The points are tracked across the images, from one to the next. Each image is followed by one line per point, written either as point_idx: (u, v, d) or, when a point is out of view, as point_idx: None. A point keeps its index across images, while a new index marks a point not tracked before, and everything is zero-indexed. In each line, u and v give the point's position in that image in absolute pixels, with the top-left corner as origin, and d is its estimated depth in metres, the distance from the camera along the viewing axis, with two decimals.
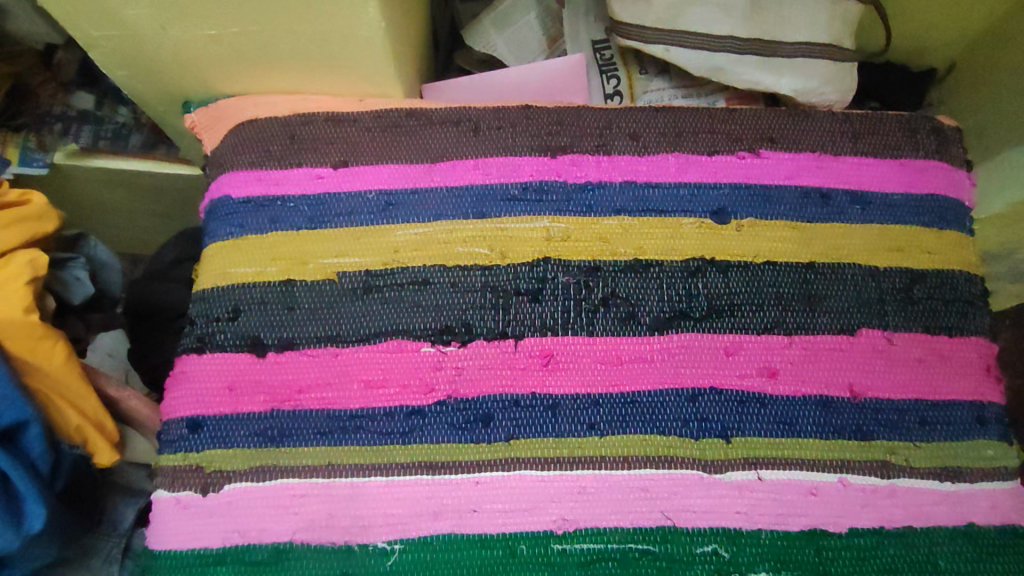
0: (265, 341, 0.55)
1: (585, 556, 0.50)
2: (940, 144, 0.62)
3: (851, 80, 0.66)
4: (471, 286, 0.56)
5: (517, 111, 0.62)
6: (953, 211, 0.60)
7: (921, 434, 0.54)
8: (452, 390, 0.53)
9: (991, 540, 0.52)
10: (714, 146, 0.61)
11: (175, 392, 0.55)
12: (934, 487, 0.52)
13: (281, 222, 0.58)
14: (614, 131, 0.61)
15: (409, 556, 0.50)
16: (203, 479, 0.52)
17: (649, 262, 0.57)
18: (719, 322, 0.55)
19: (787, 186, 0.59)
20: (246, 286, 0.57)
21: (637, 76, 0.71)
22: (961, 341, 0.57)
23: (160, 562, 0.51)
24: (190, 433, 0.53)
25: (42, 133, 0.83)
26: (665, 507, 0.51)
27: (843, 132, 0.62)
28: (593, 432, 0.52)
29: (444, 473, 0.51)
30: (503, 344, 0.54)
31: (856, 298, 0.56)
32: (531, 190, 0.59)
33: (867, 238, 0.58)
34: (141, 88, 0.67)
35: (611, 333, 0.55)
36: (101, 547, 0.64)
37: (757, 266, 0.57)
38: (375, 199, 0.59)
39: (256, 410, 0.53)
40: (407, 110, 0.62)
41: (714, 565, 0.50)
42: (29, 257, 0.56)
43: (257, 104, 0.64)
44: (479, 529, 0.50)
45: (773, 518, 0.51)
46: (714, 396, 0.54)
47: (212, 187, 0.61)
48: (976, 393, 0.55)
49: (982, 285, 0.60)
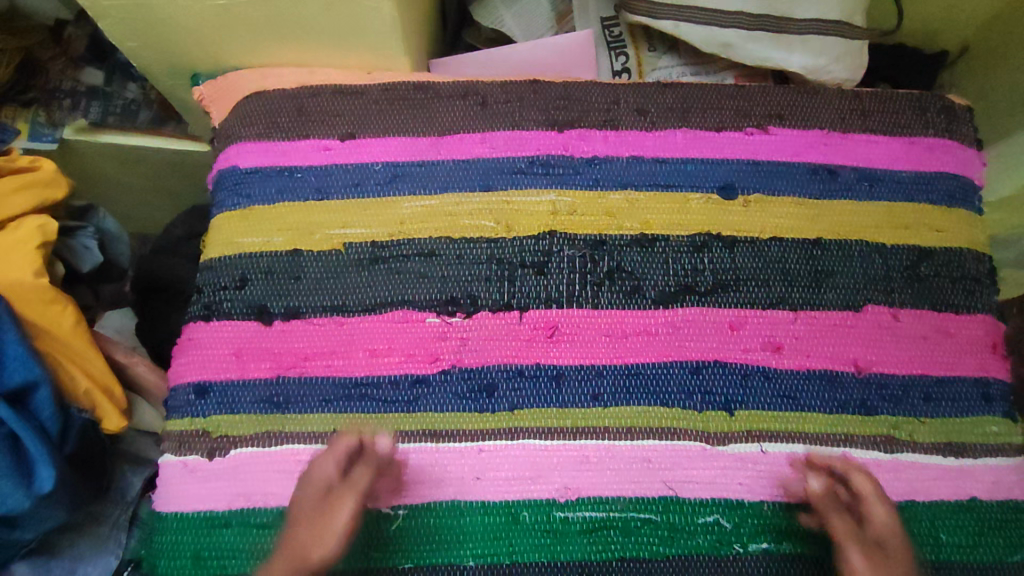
0: (271, 310, 0.55)
1: (587, 524, 0.50)
2: (950, 122, 0.62)
3: (863, 57, 0.66)
4: (476, 258, 0.56)
5: (525, 86, 0.62)
6: (961, 189, 0.60)
7: (925, 410, 0.54)
8: (457, 360, 0.54)
9: (994, 514, 0.52)
10: (722, 122, 0.61)
11: (183, 358, 0.55)
12: (938, 462, 0.52)
13: (288, 192, 0.58)
14: (621, 105, 0.61)
15: (413, 521, 0.50)
16: (210, 443, 0.52)
17: (655, 237, 0.57)
18: (724, 296, 0.55)
19: (794, 162, 0.59)
20: (253, 255, 0.57)
21: (645, 54, 0.71)
22: (967, 318, 0.56)
23: (166, 523, 0.51)
24: (197, 398, 0.54)
25: (51, 109, 0.84)
26: (668, 478, 0.51)
27: (851, 110, 0.61)
28: (596, 403, 0.53)
29: (448, 441, 0.52)
30: (508, 315, 0.55)
31: (862, 274, 0.56)
32: (538, 164, 0.59)
33: (873, 215, 0.58)
34: (150, 59, 0.67)
35: (616, 306, 0.55)
36: (108, 513, 0.65)
37: (763, 241, 0.57)
38: (382, 170, 0.59)
39: (262, 377, 0.54)
40: (414, 83, 0.62)
41: (715, 536, 0.50)
42: (38, 222, 0.56)
43: (265, 77, 0.64)
44: (482, 496, 0.51)
45: (775, 489, 0.51)
46: (718, 369, 0.54)
47: (221, 158, 0.61)
48: (981, 370, 0.55)
49: (989, 263, 0.59)
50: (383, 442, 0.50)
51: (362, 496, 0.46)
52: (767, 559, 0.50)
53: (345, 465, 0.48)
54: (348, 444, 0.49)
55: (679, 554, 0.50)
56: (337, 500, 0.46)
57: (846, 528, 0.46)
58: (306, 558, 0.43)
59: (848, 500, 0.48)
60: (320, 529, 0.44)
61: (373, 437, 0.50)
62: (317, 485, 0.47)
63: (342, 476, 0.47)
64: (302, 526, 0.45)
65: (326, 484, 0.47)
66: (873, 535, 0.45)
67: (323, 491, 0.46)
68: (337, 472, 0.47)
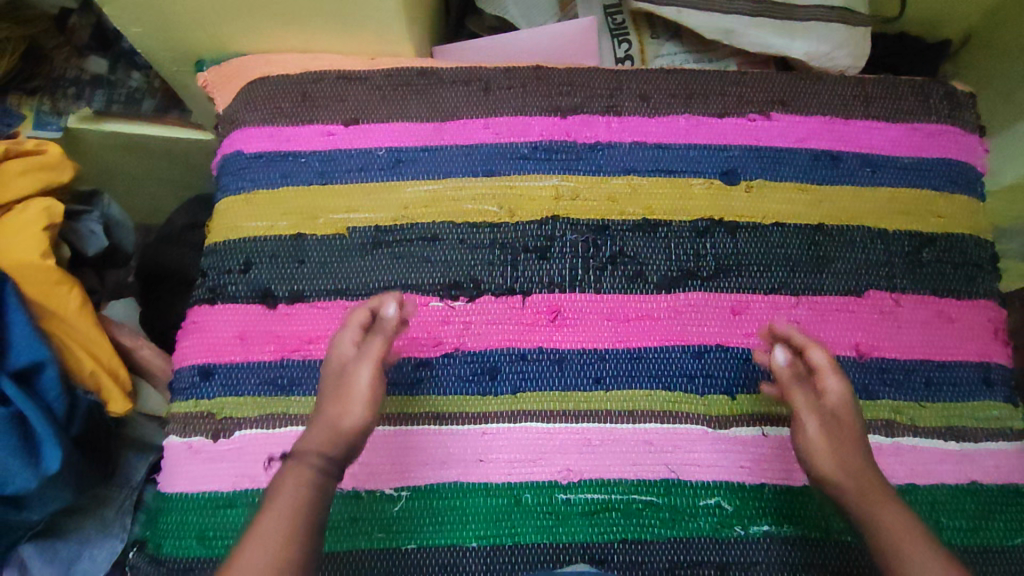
0: (275, 293, 0.55)
1: (589, 506, 0.50)
2: (952, 109, 0.62)
3: (866, 44, 0.65)
4: (479, 243, 0.56)
5: (528, 72, 0.62)
6: (964, 175, 0.60)
7: (926, 394, 0.54)
8: (460, 343, 0.54)
9: (994, 498, 0.52)
10: (725, 108, 0.61)
11: (187, 341, 0.56)
12: (939, 446, 0.53)
13: (292, 177, 0.59)
14: (624, 92, 0.61)
15: (416, 502, 0.50)
16: (214, 425, 0.53)
17: (658, 222, 0.57)
18: (726, 281, 0.55)
19: (796, 148, 0.59)
20: (257, 239, 0.57)
21: (648, 41, 0.71)
22: (968, 303, 0.56)
23: (171, 504, 0.52)
24: (201, 380, 0.54)
25: (56, 97, 0.84)
26: (669, 461, 0.51)
27: (854, 96, 0.61)
28: (599, 386, 0.53)
29: (451, 423, 0.52)
30: (510, 299, 0.55)
31: (864, 259, 0.57)
32: (541, 149, 0.59)
33: (876, 201, 0.58)
34: (154, 46, 0.67)
35: (618, 290, 0.55)
36: (114, 496, 0.65)
37: (766, 227, 0.57)
38: (386, 155, 0.59)
39: (266, 359, 0.54)
40: (418, 69, 0.62)
41: (717, 518, 0.50)
42: (44, 205, 0.56)
43: (269, 63, 0.64)
44: (485, 477, 0.51)
45: (777, 472, 0.51)
46: (720, 353, 0.54)
47: (225, 144, 0.62)
48: (983, 355, 0.55)
49: (991, 249, 0.59)
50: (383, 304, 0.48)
51: (379, 363, 0.45)
52: (768, 542, 0.50)
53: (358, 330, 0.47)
54: (360, 317, 0.47)
55: (681, 536, 0.50)
56: (360, 364, 0.45)
57: (808, 400, 0.48)
58: (338, 426, 0.43)
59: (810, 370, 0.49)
60: (344, 398, 0.44)
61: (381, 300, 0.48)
62: (342, 356, 0.46)
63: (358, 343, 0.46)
64: (329, 398, 0.44)
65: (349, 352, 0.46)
66: (828, 406, 0.47)
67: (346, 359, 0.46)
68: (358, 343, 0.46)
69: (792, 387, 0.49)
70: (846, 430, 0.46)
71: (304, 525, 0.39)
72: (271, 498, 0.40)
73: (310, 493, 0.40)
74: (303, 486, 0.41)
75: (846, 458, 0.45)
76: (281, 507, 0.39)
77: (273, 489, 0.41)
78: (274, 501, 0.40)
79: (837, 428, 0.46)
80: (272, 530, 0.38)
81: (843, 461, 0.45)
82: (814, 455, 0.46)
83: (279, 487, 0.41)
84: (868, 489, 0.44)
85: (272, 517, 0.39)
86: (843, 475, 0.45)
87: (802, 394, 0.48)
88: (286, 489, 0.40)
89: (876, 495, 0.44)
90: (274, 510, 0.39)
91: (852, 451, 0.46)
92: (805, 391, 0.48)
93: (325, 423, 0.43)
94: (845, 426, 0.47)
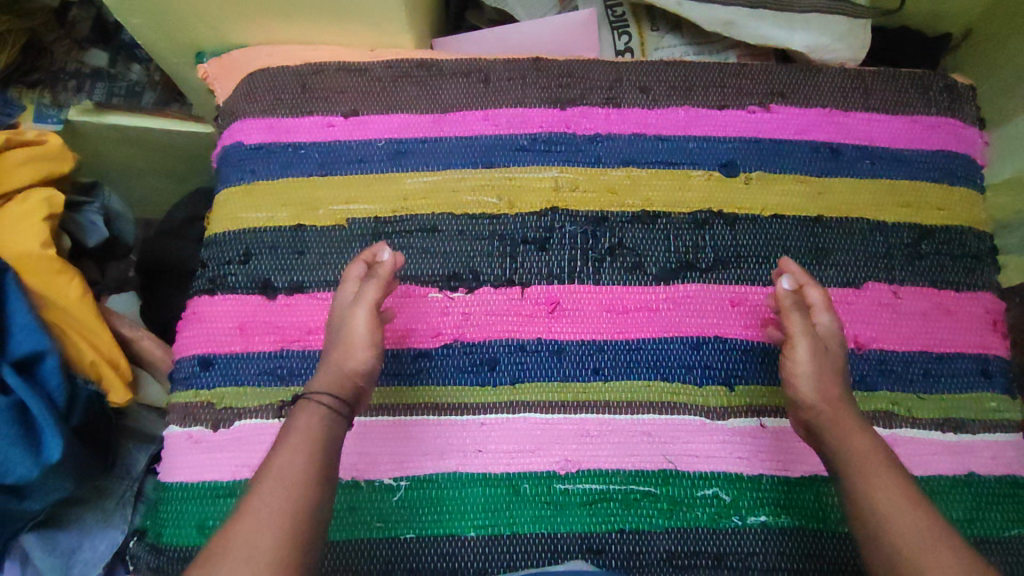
0: (275, 284, 0.56)
1: (588, 496, 0.51)
2: (953, 101, 0.62)
3: (867, 36, 0.65)
4: (478, 234, 0.57)
5: (528, 63, 0.62)
6: (963, 168, 0.60)
7: (925, 386, 0.54)
8: (459, 334, 0.54)
9: (991, 489, 0.52)
10: (725, 100, 0.61)
11: (187, 332, 0.56)
12: (937, 437, 0.53)
13: (292, 168, 0.59)
14: (624, 83, 0.61)
15: (415, 492, 0.51)
16: (214, 415, 0.53)
17: (657, 213, 0.57)
18: (725, 273, 0.56)
19: (796, 140, 0.59)
20: (257, 230, 0.57)
21: (648, 33, 0.71)
22: (967, 295, 0.57)
23: (172, 493, 0.52)
24: (201, 370, 0.54)
25: (56, 90, 0.83)
26: (668, 451, 0.52)
27: (854, 88, 0.61)
28: (597, 377, 0.53)
29: (450, 414, 0.52)
30: (510, 290, 0.55)
31: (863, 251, 0.57)
32: (541, 141, 0.59)
33: (875, 194, 0.58)
34: (154, 38, 0.67)
35: (617, 281, 0.55)
36: (114, 488, 0.65)
37: (765, 219, 0.57)
38: (386, 147, 0.59)
39: (266, 350, 0.54)
40: (417, 60, 0.62)
41: (714, 508, 0.50)
42: (45, 195, 0.57)
43: (268, 54, 0.64)
44: (483, 467, 0.51)
45: (775, 463, 0.51)
46: (719, 344, 0.54)
47: (225, 135, 0.62)
48: (981, 347, 0.55)
49: (991, 242, 0.59)
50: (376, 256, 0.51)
51: (376, 307, 0.48)
52: (766, 533, 0.50)
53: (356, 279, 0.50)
54: (357, 269, 0.50)
55: (678, 526, 0.50)
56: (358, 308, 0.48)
57: (803, 323, 0.47)
58: (345, 367, 0.47)
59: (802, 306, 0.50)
60: (346, 342, 0.47)
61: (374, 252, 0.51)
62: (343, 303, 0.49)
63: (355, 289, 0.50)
64: (332, 345, 0.48)
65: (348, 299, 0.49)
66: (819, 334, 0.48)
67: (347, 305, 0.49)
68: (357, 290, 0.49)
69: (790, 311, 0.48)
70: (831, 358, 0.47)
71: (315, 456, 0.42)
72: (288, 433, 0.43)
73: (324, 427, 0.44)
74: (317, 422, 0.44)
75: (829, 385, 0.46)
76: (299, 441, 0.43)
77: (288, 426, 0.44)
78: (293, 435, 0.43)
79: (825, 354, 0.47)
80: (292, 461, 0.42)
81: (826, 386, 0.46)
82: (800, 377, 0.46)
83: (294, 423, 0.44)
84: (841, 415, 0.45)
85: (291, 449, 0.42)
86: (821, 400, 0.46)
87: (800, 317, 0.48)
88: (300, 424, 0.44)
89: (849, 419, 0.45)
90: (291, 444, 0.43)
91: (835, 379, 0.46)
92: (802, 315, 0.48)
93: (331, 366, 0.47)
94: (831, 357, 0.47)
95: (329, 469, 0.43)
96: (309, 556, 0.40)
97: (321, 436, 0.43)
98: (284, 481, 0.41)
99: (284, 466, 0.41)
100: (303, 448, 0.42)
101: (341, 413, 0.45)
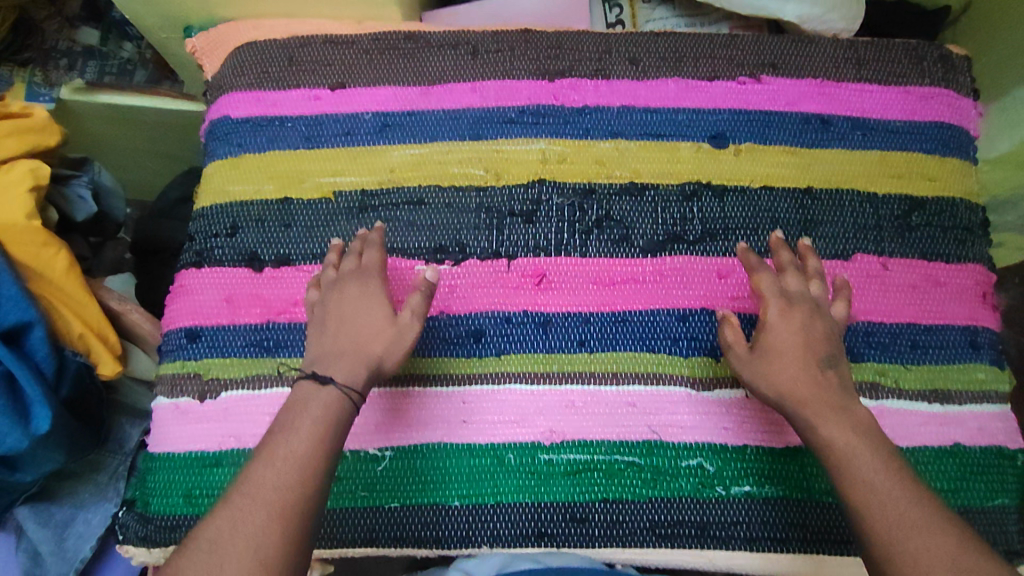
0: (261, 256, 0.55)
1: (571, 465, 0.51)
2: (947, 72, 0.60)
3: (859, 7, 0.63)
4: (465, 207, 0.56)
5: (516, 35, 0.61)
6: (957, 139, 0.59)
7: (912, 357, 0.53)
8: (445, 307, 0.54)
9: (977, 460, 0.52)
10: (715, 71, 0.60)
11: (175, 304, 0.56)
12: (923, 408, 0.52)
13: (279, 141, 0.58)
14: (613, 55, 0.60)
15: (400, 462, 0.51)
16: (200, 386, 0.53)
17: (645, 185, 0.57)
18: (713, 245, 0.55)
19: (787, 112, 0.59)
20: (244, 203, 0.57)
21: (639, 6, 0.71)
22: (958, 267, 0.56)
23: (158, 463, 0.52)
24: (188, 342, 0.54)
25: (48, 68, 0.83)
26: (652, 422, 0.52)
27: (847, 59, 0.60)
28: (583, 349, 0.53)
29: (434, 385, 0.52)
30: (496, 263, 0.55)
31: (853, 223, 0.56)
32: (528, 113, 0.58)
33: (866, 164, 0.58)
34: (141, 12, 0.66)
35: (604, 254, 0.55)
36: (107, 463, 0.65)
37: (753, 191, 0.57)
38: (372, 119, 0.59)
39: (252, 322, 0.54)
40: (404, 32, 0.61)
41: (698, 478, 0.50)
42: (31, 166, 0.57)
43: (256, 27, 0.64)
44: (468, 438, 0.51)
45: (761, 434, 0.51)
46: (706, 316, 0.54)
47: (212, 109, 0.61)
48: (971, 318, 0.55)
49: (982, 213, 0.59)
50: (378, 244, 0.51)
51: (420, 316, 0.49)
52: (749, 502, 0.50)
53: (347, 258, 0.50)
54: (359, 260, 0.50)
55: (663, 496, 0.50)
56: (374, 317, 0.47)
57: (773, 284, 0.48)
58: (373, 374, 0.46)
59: (800, 266, 0.50)
60: (363, 346, 0.46)
61: (360, 236, 0.52)
62: (353, 300, 0.48)
63: (338, 267, 0.51)
64: (372, 334, 0.47)
65: (329, 277, 0.50)
66: (790, 292, 0.48)
67: (365, 312, 0.47)
68: (380, 299, 0.48)
69: (757, 271, 0.49)
70: (810, 314, 0.47)
71: (316, 442, 0.42)
72: (289, 421, 0.43)
73: (328, 413, 0.44)
74: (322, 406, 0.44)
75: (802, 363, 0.45)
76: (300, 429, 0.43)
77: (294, 407, 0.44)
78: (295, 421, 0.43)
79: (797, 308, 0.47)
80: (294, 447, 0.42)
81: (769, 379, 0.46)
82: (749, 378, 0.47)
83: (297, 407, 0.44)
84: (813, 398, 0.44)
85: (292, 436, 0.42)
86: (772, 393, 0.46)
87: (768, 279, 0.49)
88: (304, 409, 0.44)
89: (826, 400, 0.44)
90: (296, 426, 0.43)
91: (826, 348, 0.46)
92: (770, 277, 0.49)
93: (345, 365, 0.45)
94: (807, 308, 0.47)
95: (330, 458, 0.43)
96: (301, 542, 0.40)
97: (329, 422, 0.43)
98: (282, 474, 0.41)
99: (286, 454, 0.42)
100: (305, 437, 0.42)
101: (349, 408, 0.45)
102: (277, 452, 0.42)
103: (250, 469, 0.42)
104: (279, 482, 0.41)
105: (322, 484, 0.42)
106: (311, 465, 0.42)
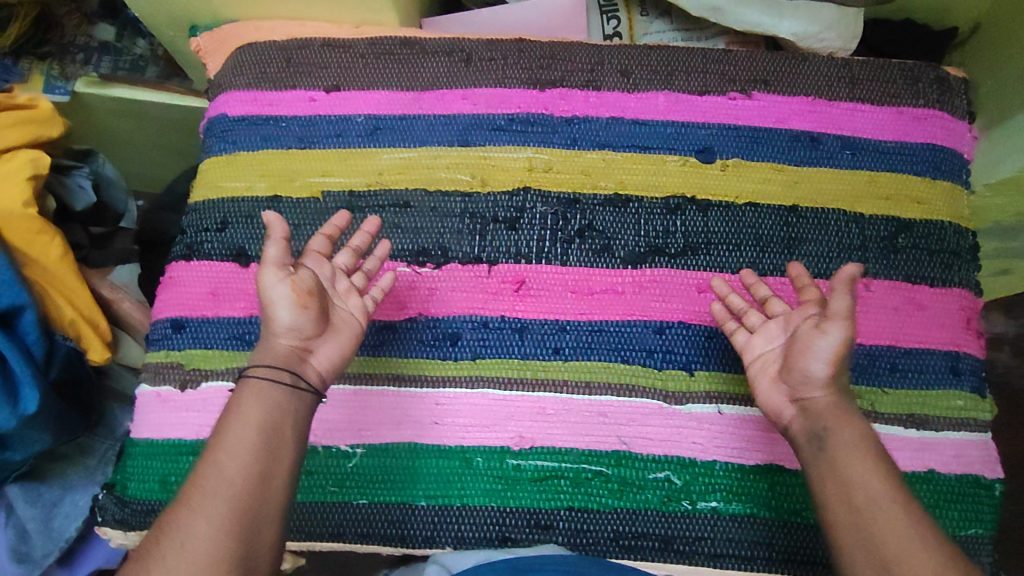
0: (248, 252, 0.57)
1: (538, 472, 0.51)
2: (942, 94, 0.60)
3: (858, 26, 0.63)
4: (450, 211, 0.57)
5: (510, 44, 0.62)
6: (949, 162, 0.58)
7: (891, 381, 0.53)
8: (424, 309, 0.54)
9: (951, 488, 0.51)
10: (706, 86, 0.60)
11: (163, 295, 0.57)
12: (898, 433, 0.52)
13: (272, 141, 0.60)
14: (605, 67, 0.61)
15: (370, 460, 0.51)
16: (182, 375, 0.54)
17: (629, 198, 0.57)
18: (695, 259, 0.55)
19: (776, 129, 0.59)
20: (234, 199, 0.59)
21: (637, 18, 0.71)
22: (942, 291, 0.55)
23: (138, 448, 0.54)
24: (173, 332, 0.56)
25: (65, 62, 0.85)
26: (623, 433, 0.52)
27: (840, 78, 0.60)
28: (558, 357, 0.53)
29: (408, 386, 0.53)
30: (476, 268, 0.55)
31: (838, 243, 0.56)
32: (517, 121, 0.59)
33: (854, 185, 0.57)
34: (149, 11, 0.68)
35: (585, 264, 0.55)
36: (97, 446, 0.67)
37: (738, 207, 0.57)
38: (364, 123, 0.60)
39: (236, 315, 0.55)
40: (401, 38, 0.62)
41: (665, 492, 0.51)
42: (31, 156, 0.60)
43: (257, 29, 0.65)
44: (439, 439, 0.52)
45: (730, 450, 0.51)
46: (682, 330, 0.54)
47: (210, 107, 0.63)
48: (953, 344, 0.54)
49: (972, 238, 0.58)
50: (373, 232, 0.52)
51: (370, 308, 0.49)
52: (715, 518, 0.50)
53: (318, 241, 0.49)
54: (316, 243, 0.49)
55: (628, 507, 0.50)
56: (283, 305, 0.44)
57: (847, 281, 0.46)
58: (307, 355, 0.45)
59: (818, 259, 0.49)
60: (282, 336, 0.44)
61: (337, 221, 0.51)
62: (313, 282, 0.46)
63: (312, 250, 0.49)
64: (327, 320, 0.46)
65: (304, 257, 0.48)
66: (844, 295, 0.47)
67: (273, 302, 0.44)
68: (287, 281, 0.45)
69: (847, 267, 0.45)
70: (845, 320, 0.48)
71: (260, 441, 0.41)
72: (230, 424, 0.42)
73: (273, 404, 0.43)
74: (265, 401, 0.43)
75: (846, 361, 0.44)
76: (240, 430, 0.42)
77: (235, 408, 0.43)
78: (236, 422, 0.42)
79: None
80: (237, 450, 0.41)
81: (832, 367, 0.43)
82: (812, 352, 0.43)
83: (240, 404, 0.43)
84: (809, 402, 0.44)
85: (238, 434, 0.41)
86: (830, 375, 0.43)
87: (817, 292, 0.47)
88: (246, 408, 0.42)
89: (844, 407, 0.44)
90: (237, 429, 0.42)
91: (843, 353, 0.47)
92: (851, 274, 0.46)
93: (265, 362, 0.44)
94: None
95: (274, 455, 0.42)
96: (264, 537, 0.40)
97: (275, 418, 0.42)
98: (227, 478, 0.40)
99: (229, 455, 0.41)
100: (246, 437, 0.41)
101: (295, 387, 0.44)
102: (219, 453, 0.41)
103: (199, 470, 0.41)
104: (227, 481, 0.40)
105: (277, 479, 0.41)
106: (263, 460, 0.41)
